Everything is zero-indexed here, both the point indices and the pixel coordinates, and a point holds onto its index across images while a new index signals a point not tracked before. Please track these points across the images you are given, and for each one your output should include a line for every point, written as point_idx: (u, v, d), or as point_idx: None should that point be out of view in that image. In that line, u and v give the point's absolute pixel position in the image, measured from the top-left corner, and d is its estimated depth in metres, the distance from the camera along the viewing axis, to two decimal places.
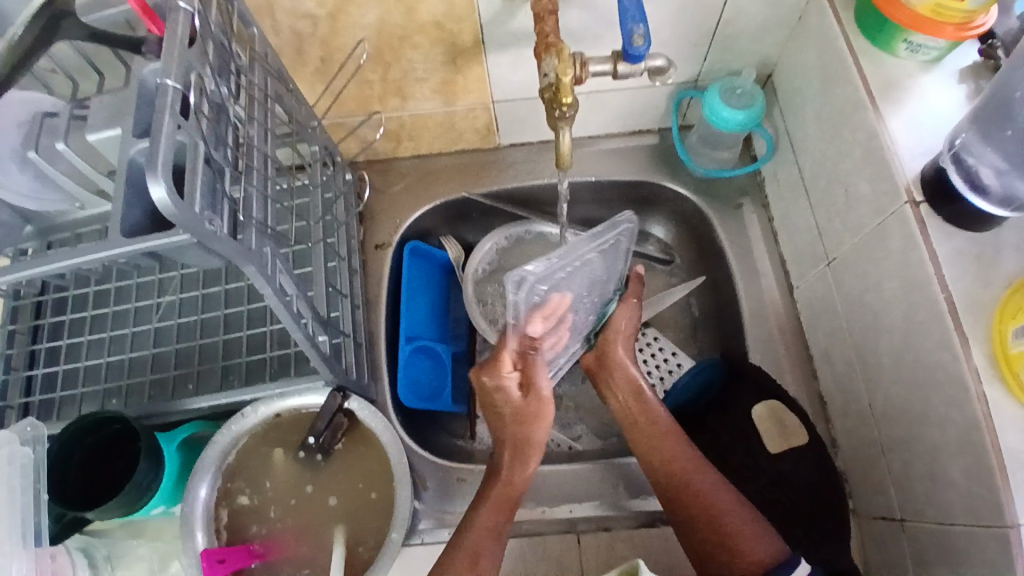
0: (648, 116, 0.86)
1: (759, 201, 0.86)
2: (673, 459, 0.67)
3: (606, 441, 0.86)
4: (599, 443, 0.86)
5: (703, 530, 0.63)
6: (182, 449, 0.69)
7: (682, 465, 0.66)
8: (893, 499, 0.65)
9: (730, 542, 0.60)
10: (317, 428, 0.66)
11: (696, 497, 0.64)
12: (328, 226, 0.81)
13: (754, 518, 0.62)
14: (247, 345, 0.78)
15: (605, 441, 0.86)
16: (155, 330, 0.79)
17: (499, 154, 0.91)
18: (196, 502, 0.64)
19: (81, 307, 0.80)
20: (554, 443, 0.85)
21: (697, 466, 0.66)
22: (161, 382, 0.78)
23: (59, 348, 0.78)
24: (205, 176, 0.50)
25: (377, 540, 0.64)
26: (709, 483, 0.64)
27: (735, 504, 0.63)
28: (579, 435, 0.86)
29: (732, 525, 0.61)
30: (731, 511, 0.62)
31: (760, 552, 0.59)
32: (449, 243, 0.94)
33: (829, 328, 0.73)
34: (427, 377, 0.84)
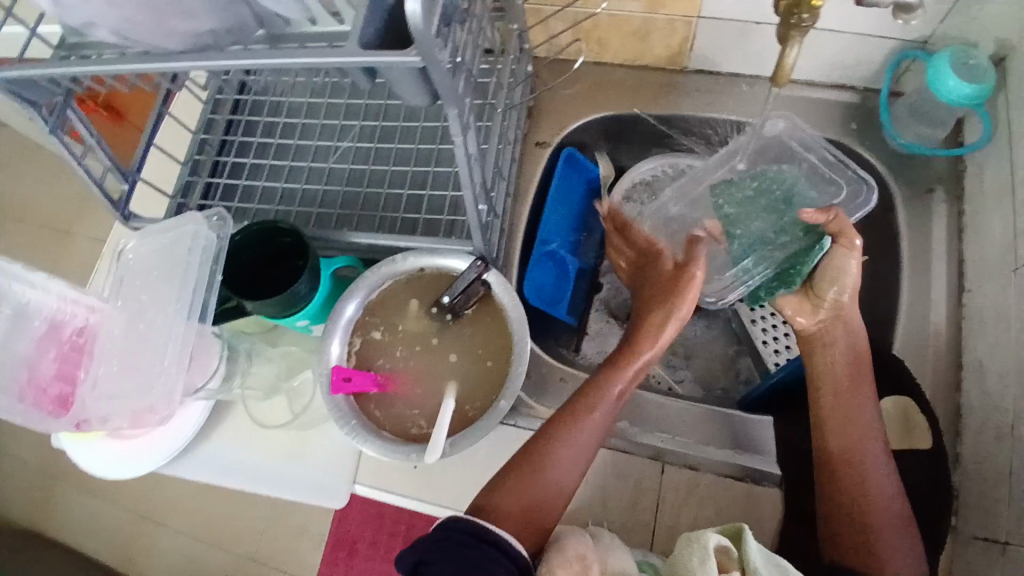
0: (857, 71, 0.80)
1: (954, 191, 0.79)
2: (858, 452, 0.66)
3: (707, 391, 0.86)
4: (700, 392, 0.86)
5: (855, 527, 0.63)
6: (333, 277, 0.75)
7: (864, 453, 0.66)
8: (1006, 522, 0.62)
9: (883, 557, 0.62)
10: (454, 289, 0.70)
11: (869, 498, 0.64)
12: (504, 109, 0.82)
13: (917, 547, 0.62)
14: (406, 202, 0.82)
15: (707, 391, 0.86)
16: (328, 169, 0.85)
17: (682, 79, 0.88)
18: (340, 322, 0.70)
19: (268, 134, 0.88)
20: (655, 381, 0.86)
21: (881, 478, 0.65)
22: (325, 217, 0.84)
23: (241, 164, 0.87)
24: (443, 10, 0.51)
25: (484, 405, 0.68)
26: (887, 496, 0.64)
27: (898, 512, 0.64)
28: (683, 379, 0.87)
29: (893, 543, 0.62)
30: (897, 537, 0.62)
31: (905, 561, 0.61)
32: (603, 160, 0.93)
33: (996, 338, 0.68)
34: (551, 281, 0.87)
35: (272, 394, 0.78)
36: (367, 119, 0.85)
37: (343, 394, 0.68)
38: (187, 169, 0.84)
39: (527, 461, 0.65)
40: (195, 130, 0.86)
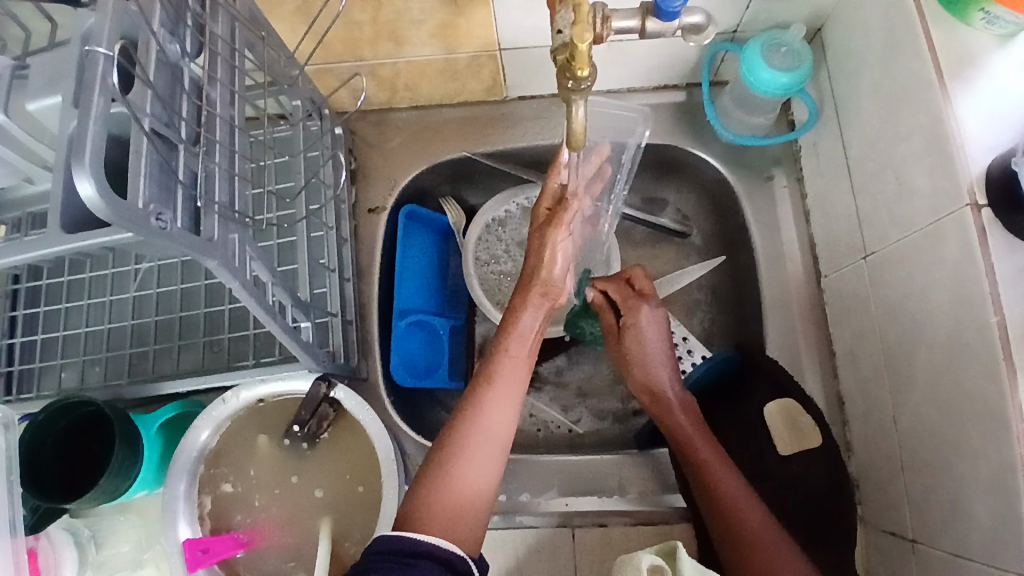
0: (675, 71, 0.76)
1: (794, 172, 0.77)
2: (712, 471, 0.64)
3: (604, 422, 0.82)
4: (599, 425, 0.82)
5: (746, 560, 0.59)
6: (161, 430, 0.66)
7: (731, 495, 0.62)
8: (906, 515, 0.61)
9: None
10: (302, 417, 0.63)
11: (772, 558, 0.58)
12: (313, 190, 0.75)
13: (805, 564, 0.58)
14: (230, 319, 0.73)
15: (604, 421, 0.82)
16: (133, 299, 0.74)
17: (506, 108, 0.82)
18: (178, 488, 0.61)
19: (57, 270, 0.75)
20: (554, 425, 0.82)
21: (748, 500, 0.61)
22: (142, 355, 0.74)
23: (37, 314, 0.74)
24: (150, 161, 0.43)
25: (364, 537, 0.62)
26: (758, 518, 0.60)
27: (805, 569, 0.58)
28: (579, 417, 0.82)
29: (779, 562, 0.58)
30: (786, 555, 0.58)
31: None
32: (448, 205, 0.86)
33: (859, 326, 0.67)
34: (422, 351, 0.80)
35: (136, 569, 0.69)
36: None
37: (205, 566, 0.60)
38: None
39: (423, 481, 0.55)
40: None
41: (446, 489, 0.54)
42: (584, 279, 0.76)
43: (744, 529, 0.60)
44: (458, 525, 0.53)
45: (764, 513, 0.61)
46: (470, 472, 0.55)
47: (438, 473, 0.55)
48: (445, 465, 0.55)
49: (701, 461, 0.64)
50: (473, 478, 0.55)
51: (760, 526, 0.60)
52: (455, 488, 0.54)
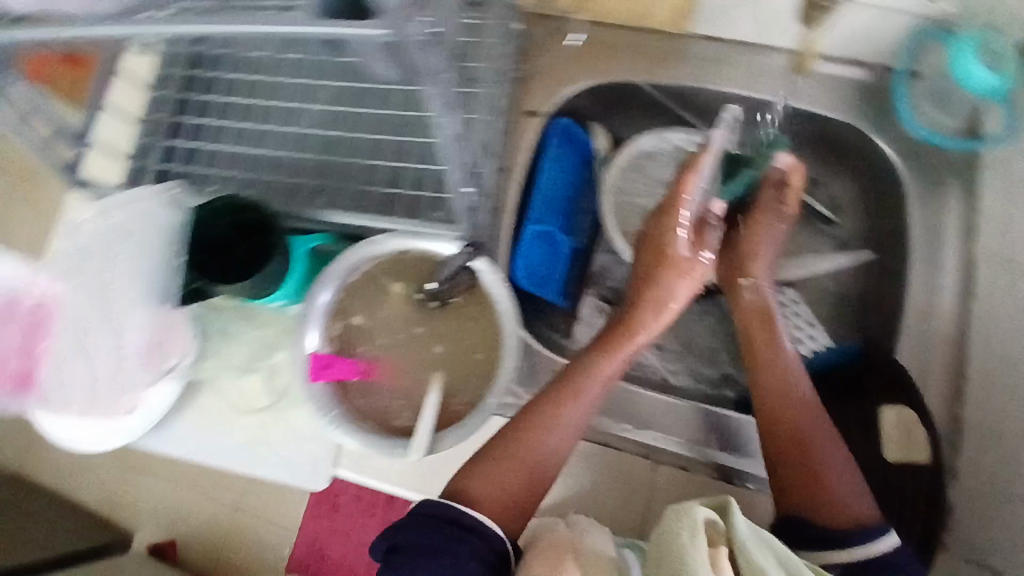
0: (872, 47, 0.75)
1: (969, 182, 0.75)
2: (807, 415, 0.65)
3: (697, 382, 0.82)
4: (691, 382, 0.82)
5: (795, 467, 0.63)
6: (306, 255, 0.70)
7: (803, 416, 0.65)
8: (1009, 547, 0.60)
9: (825, 495, 0.61)
10: (440, 276, 0.66)
11: (824, 470, 0.62)
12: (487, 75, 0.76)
13: (856, 480, 0.62)
14: (382, 177, 0.76)
15: (698, 383, 0.82)
16: (296, 135, 0.79)
17: (687, 46, 0.82)
18: (317, 307, 0.66)
19: (231, 93, 0.80)
20: (648, 371, 0.82)
21: (820, 423, 0.66)
22: (292, 188, 0.78)
23: (205, 127, 0.80)
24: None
25: (472, 399, 0.65)
26: (840, 460, 0.63)
27: (846, 483, 0.61)
28: (675, 370, 0.82)
29: (837, 478, 0.62)
30: (844, 470, 0.63)
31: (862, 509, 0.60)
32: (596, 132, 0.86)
33: None
34: (544, 260, 0.82)
35: (246, 375, 0.74)
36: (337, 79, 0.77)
37: (324, 381, 0.65)
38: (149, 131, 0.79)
39: (545, 393, 0.65)
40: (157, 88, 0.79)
41: (565, 399, 0.64)
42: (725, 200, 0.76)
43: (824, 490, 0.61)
44: (505, 500, 0.60)
45: (834, 429, 0.65)
46: (527, 464, 0.62)
47: (509, 450, 0.62)
48: (569, 380, 0.66)
49: (778, 369, 0.69)
50: (524, 476, 0.61)
51: (825, 444, 0.64)
52: (515, 465, 0.61)
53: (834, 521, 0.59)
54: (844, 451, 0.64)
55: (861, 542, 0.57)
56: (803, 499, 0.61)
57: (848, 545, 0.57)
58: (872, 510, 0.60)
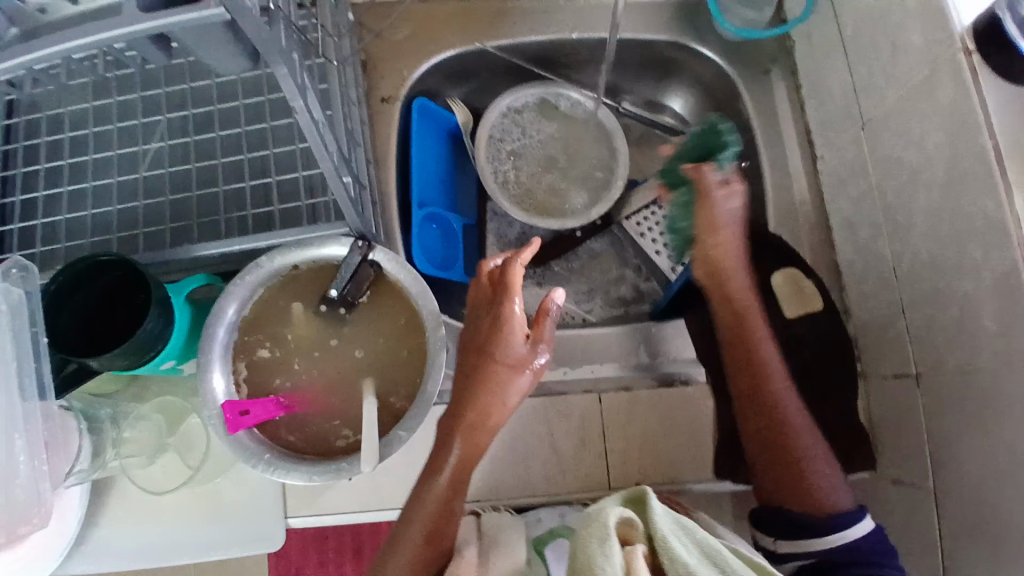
0: None
1: (788, 68, 0.83)
2: (780, 410, 0.67)
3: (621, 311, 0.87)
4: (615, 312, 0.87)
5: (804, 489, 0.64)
6: (189, 304, 0.63)
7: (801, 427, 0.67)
8: (907, 352, 0.67)
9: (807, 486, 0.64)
10: (341, 278, 0.62)
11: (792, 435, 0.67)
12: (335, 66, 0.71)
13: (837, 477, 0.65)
14: (252, 196, 0.70)
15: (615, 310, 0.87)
16: (117, 184, 0.70)
17: (514, 4, 0.83)
18: (213, 350, 0.60)
19: (52, 154, 0.70)
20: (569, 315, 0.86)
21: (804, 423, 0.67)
22: (157, 236, 0.69)
23: (33, 199, 0.68)
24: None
25: (409, 392, 0.62)
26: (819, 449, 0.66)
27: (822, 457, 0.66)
28: (591, 308, 0.87)
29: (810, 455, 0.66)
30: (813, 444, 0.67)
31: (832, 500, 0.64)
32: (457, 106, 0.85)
33: (857, 191, 0.73)
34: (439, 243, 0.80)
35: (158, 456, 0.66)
36: (176, 110, 0.71)
37: (246, 429, 0.59)
38: None
39: (412, 516, 0.58)
40: None
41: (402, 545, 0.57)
42: (84, 261, 0.56)
43: (800, 469, 0.65)
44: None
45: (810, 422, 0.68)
46: (422, 534, 0.57)
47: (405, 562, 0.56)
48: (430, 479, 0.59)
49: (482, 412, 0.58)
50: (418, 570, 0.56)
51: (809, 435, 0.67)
52: (410, 540, 0.57)
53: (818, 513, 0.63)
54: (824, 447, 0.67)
55: (843, 527, 0.61)
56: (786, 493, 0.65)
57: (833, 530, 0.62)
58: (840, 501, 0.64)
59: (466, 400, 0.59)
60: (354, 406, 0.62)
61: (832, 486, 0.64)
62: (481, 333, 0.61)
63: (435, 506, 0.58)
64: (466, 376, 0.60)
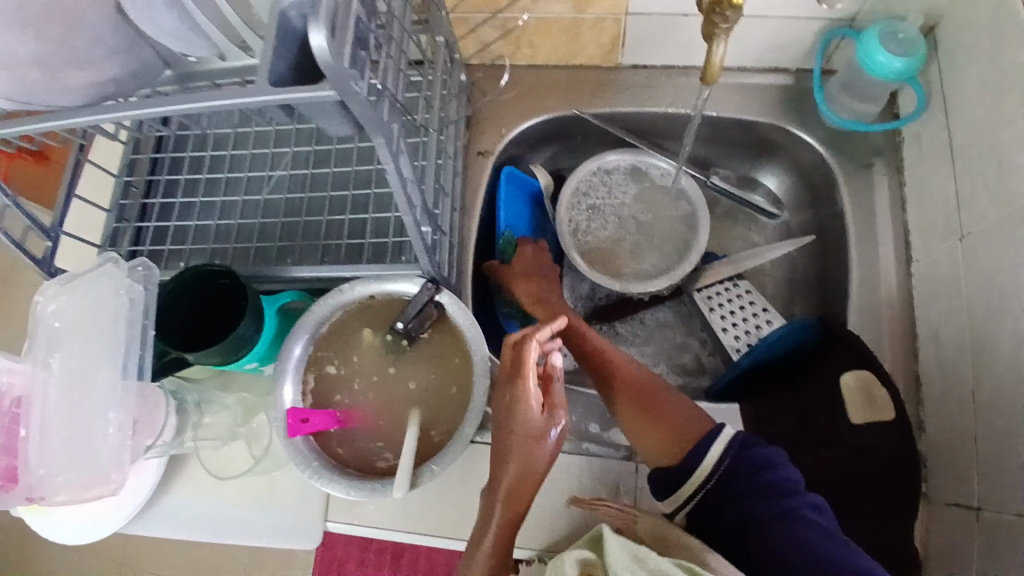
0: (787, 55, 0.81)
1: (894, 164, 0.79)
2: (664, 400, 0.64)
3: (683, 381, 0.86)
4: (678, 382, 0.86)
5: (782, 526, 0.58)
6: (280, 316, 0.72)
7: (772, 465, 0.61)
8: (974, 488, 0.63)
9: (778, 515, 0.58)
10: (408, 313, 0.68)
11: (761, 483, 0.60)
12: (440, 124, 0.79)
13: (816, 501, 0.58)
14: (348, 228, 0.78)
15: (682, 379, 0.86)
16: (242, 203, 0.81)
17: (618, 75, 0.87)
18: (291, 360, 0.68)
19: (196, 168, 0.83)
20: None
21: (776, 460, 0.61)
22: (265, 250, 0.80)
23: (171, 204, 0.82)
24: (338, 64, 0.44)
25: (449, 429, 0.67)
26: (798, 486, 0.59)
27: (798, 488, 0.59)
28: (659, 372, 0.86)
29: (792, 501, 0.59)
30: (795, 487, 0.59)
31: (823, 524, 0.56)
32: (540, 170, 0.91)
33: (947, 305, 0.68)
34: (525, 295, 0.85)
35: (232, 441, 0.75)
36: (300, 145, 0.81)
37: (302, 435, 0.66)
38: (113, 217, 0.79)
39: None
40: (119, 173, 0.80)
41: None
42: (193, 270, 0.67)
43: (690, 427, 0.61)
44: None
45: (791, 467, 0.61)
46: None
47: None
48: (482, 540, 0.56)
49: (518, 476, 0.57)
50: None
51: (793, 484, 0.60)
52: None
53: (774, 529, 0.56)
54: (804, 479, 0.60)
55: (815, 537, 0.53)
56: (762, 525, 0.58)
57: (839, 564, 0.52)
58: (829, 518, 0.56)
59: (501, 465, 0.57)
60: (400, 432, 0.68)
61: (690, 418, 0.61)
62: (507, 410, 0.59)
63: (497, 544, 0.56)
64: (498, 446, 0.59)
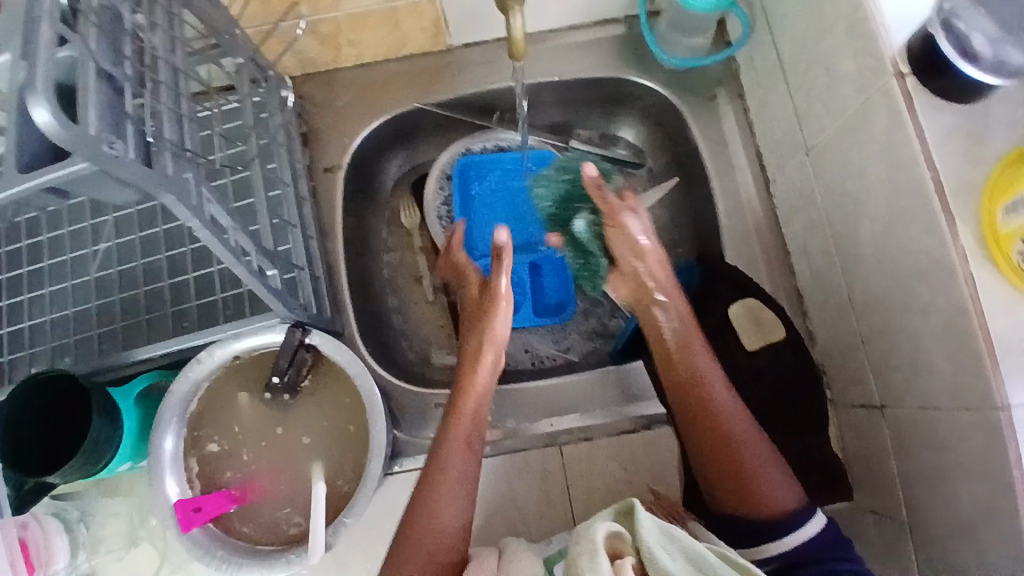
0: (612, 3, 0.79)
1: (734, 90, 0.80)
2: (735, 439, 0.61)
3: (596, 346, 0.84)
4: (591, 349, 0.84)
5: (732, 492, 0.60)
6: (140, 403, 0.65)
7: (739, 436, 0.61)
8: (872, 388, 0.65)
9: (754, 492, 0.59)
10: (280, 366, 0.62)
11: (737, 453, 0.60)
12: (267, 151, 0.72)
13: (777, 462, 0.61)
14: (196, 287, 0.71)
15: (594, 341, 0.85)
16: (72, 287, 0.71)
17: (452, 57, 0.82)
18: (162, 454, 0.60)
19: (13, 262, 0.72)
20: (549, 357, 0.84)
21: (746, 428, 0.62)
22: (111, 334, 0.70)
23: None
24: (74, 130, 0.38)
25: (356, 473, 0.63)
26: (760, 457, 0.60)
27: (770, 461, 0.61)
28: (570, 346, 0.85)
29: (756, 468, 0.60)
30: (759, 455, 0.61)
31: (782, 495, 0.59)
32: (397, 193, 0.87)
33: (809, 220, 0.70)
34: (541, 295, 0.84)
35: (132, 547, 0.68)
36: (120, 208, 0.72)
37: (200, 524, 0.59)
38: None
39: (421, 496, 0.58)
40: None
41: (417, 528, 0.57)
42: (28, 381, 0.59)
43: (748, 481, 0.60)
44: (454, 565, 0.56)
45: (762, 438, 0.62)
46: (444, 518, 0.57)
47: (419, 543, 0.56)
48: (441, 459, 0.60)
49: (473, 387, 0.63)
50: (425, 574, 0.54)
51: (745, 445, 0.61)
52: (420, 519, 0.57)
53: (768, 514, 0.59)
54: (766, 450, 0.61)
55: (797, 525, 0.58)
56: (738, 502, 0.60)
57: (789, 531, 0.58)
58: (796, 487, 0.61)
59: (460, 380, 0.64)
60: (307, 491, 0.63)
61: (786, 489, 0.60)
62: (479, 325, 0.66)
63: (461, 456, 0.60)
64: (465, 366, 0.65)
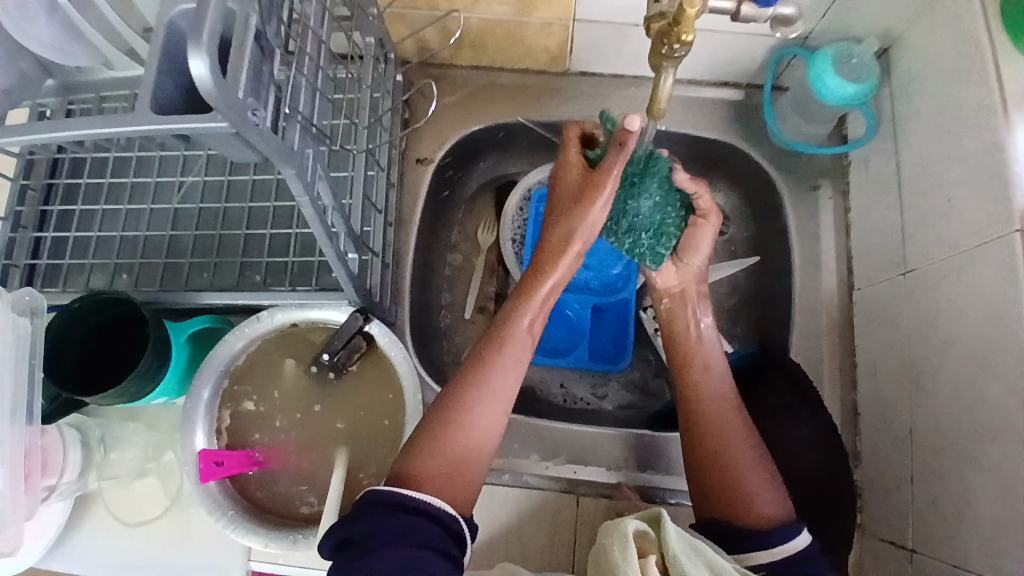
0: (739, 68, 0.78)
1: (840, 185, 0.78)
2: None
3: (634, 400, 0.83)
4: (627, 403, 0.82)
5: None
6: (190, 341, 0.66)
7: None
8: (907, 526, 0.62)
9: None
10: (334, 345, 0.63)
11: None
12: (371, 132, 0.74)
13: None
14: (269, 244, 0.72)
15: (632, 395, 0.83)
16: (150, 211, 0.73)
17: (566, 82, 0.82)
18: (201, 398, 0.62)
19: (99, 172, 0.73)
20: (582, 401, 0.82)
21: None
22: (176, 268, 0.72)
23: (73, 212, 0.72)
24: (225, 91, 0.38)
25: (378, 471, 0.63)
26: None
27: None
28: (606, 394, 0.83)
29: None
30: None
31: None
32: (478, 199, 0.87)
33: (885, 339, 0.68)
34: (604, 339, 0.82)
35: (141, 476, 0.69)
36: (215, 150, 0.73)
37: (216, 479, 0.60)
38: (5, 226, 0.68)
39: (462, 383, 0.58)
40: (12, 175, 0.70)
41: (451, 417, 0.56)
42: (85, 298, 0.60)
43: None
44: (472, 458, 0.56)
45: None
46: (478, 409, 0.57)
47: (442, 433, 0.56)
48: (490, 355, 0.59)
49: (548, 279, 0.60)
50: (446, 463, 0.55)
51: None
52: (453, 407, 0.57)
53: None
54: None
55: None
56: None
57: None
58: None
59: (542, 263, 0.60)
60: (326, 474, 0.63)
61: None
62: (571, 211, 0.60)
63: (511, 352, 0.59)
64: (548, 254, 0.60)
